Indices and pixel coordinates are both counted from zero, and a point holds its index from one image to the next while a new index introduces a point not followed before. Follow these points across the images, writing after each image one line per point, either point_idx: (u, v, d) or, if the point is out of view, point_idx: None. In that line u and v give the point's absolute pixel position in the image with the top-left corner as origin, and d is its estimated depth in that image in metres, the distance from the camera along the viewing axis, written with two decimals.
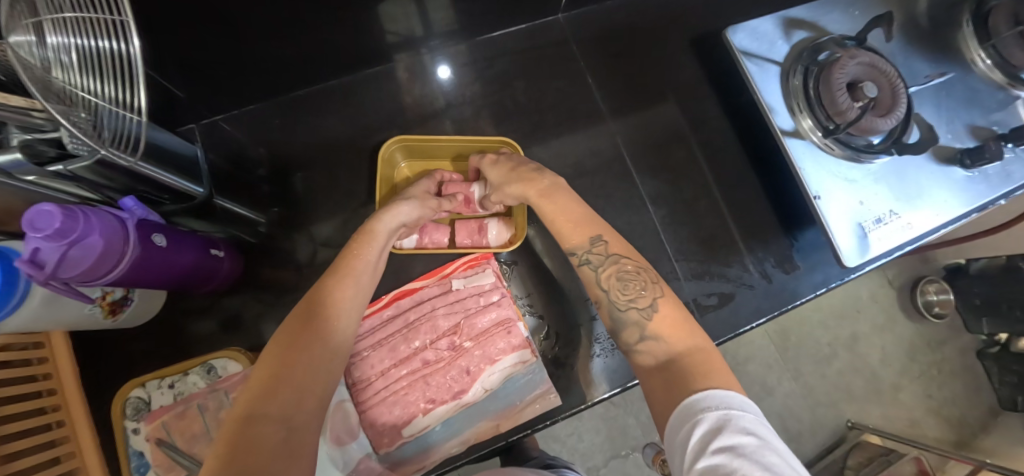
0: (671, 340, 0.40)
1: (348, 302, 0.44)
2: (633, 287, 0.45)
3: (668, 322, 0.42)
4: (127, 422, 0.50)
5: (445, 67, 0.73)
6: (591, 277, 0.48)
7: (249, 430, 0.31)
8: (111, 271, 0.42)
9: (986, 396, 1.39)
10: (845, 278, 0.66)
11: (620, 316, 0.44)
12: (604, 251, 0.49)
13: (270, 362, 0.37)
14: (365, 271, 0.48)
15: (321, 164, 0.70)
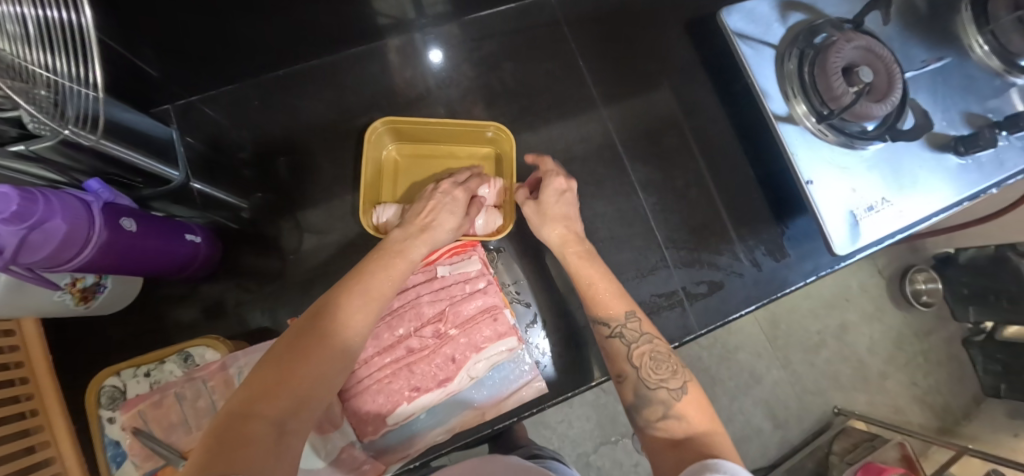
0: (692, 420, 0.38)
1: (375, 304, 0.42)
2: (664, 368, 0.44)
3: (696, 404, 0.40)
4: (102, 411, 0.49)
5: (436, 51, 0.70)
6: (621, 351, 0.46)
7: (241, 427, 0.29)
8: (76, 256, 0.40)
9: (970, 383, 1.41)
10: (835, 266, 0.65)
11: (646, 394, 0.42)
12: (638, 328, 0.47)
13: (279, 356, 0.35)
14: (398, 275, 0.45)
15: (302, 148, 0.68)
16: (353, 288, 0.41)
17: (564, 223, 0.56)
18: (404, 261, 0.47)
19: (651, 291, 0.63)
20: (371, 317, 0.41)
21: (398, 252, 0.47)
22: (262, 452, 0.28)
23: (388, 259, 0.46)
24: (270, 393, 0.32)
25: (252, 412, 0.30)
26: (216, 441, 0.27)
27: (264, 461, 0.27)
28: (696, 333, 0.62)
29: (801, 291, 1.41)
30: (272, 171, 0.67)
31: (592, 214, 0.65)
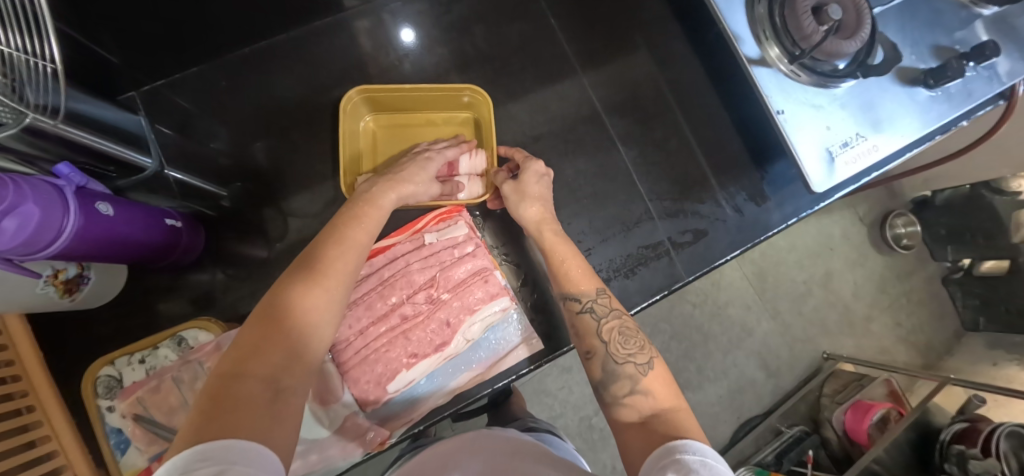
0: (659, 396, 0.38)
1: (349, 266, 0.40)
2: (632, 343, 0.44)
3: (661, 381, 0.40)
4: (100, 400, 0.49)
5: (408, 29, 0.69)
6: (592, 327, 0.46)
7: (234, 388, 0.28)
8: (52, 243, 0.39)
9: (951, 320, 1.47)
10: (814, 207, 0.67)
11: (613, 369, 0.42)
12: (609, 304, 0.47)
13: (262, 320, 0.33)
14: (368, 236, 0.44)
15: (274, 127, 0.66)
16: (327, 252, 0.40)
17: (540, 202, 0.55)
18: (375, 220, 0.46)
19: (638, 243, 0.64)
20: (349, 279, 0.40)
21: (369, 211, 0.47)
22: (262, 410, 0.27)
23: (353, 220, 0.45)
24: (259, 355, 0.31)
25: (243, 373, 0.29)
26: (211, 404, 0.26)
27: (265, 419, 0.27)
28: (684, 280, 0.64)
29: (786, 244, 1.44)
30: (248, 153, 0.65)
31: (575, 172, 0.65)
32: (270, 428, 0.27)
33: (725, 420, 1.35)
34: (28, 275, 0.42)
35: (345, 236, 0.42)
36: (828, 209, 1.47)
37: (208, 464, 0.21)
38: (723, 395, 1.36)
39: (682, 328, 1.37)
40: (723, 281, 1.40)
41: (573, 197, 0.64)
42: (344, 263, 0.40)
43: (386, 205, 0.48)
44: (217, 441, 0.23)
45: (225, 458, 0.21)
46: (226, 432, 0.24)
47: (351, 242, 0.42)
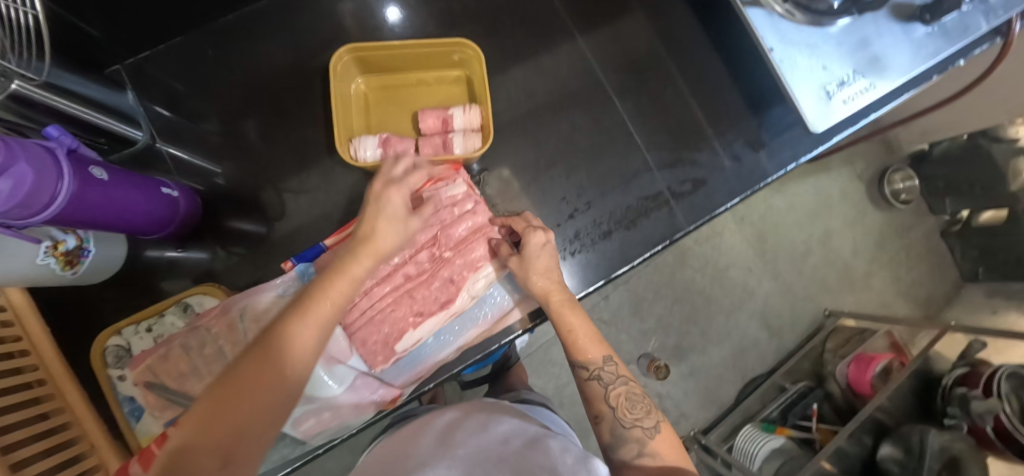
0: (664, 457, 0.44)
1: (336, 313, 0.36)
2: (638, 407, 0.48)
3: (667, 443, 0.45)
4: (110, 370, 0.50)
5: (394, 9, 0.67)
6: (599, 393, 0.49)
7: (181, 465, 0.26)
8: (48, 208, 0.38)
9: (950, 273, 1.48)
10: (812, 152, 0.66)
11: (622, 433, 0.47)
12: (615, 371, 0.50)
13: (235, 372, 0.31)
14: (357, 281, 0.38)
15: (263, 96, 0.64)
16: (308, 305, 0.35)
17: (552, 275, 0.52)
18: (384, 232, 0.40)
19: (638, 195, 0.63)
20: (330, 334, 0.36)
21: (374, 219, 0.40)
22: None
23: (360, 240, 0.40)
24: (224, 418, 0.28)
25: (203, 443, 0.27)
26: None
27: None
28: (685, 229, 0.64)
29: (785, 205, 1.44)
30: (238, 122, 0.64)
31: (571, 127, 0.65)
32: None
33: (729, 381, 1.38)
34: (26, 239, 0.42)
35: (334, 282, 0.37)
36: (826, 167, 1.46)
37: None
38: (727, 357, 1.39)
39: (684, 293, 1.39)
40: (724, 245, 1.41)
41: (570, 152, 0.64)
42: (325, 318, 0.35)
43: (392, 207, 0.40)
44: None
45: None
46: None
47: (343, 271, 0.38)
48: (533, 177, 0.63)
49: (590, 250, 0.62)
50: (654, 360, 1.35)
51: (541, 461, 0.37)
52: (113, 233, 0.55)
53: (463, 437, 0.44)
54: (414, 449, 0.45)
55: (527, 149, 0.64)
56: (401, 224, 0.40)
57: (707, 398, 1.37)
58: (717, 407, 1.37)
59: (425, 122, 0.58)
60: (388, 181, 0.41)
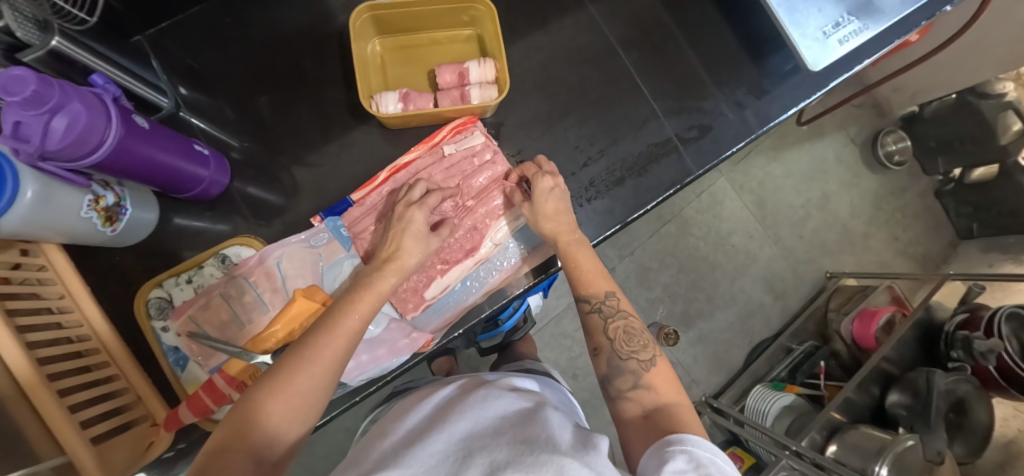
0: (661, 392, 0.42)
1: (358, 324, 0.39)
2: (636, 341, 0.46)
3: (662, 377, 0.43)
4: (154, 322, 0.52)
5: None
6: (599, 325, 0.48)
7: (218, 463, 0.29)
8: (96, 152, 0.40)
9: (945, 231, 1.52)
10: (811, 97, 0.69)
11: (618, 365, 0.45)
12: (616, 305, 0.48)
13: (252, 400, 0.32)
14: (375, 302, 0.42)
15: (278, 61, 0.66)
16: (333, 320, 0.38)
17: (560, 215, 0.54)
18: (407, 250, 0.46)
19: (647, 142, 0.66)
20: (352, 344, 0.38)
21: (399, 237, 0.46)
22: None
23: (386, 261, 0.45)
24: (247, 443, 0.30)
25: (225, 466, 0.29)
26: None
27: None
28: (694, 174, 0.66)
29: (782, 171, 1.47)
30: (257, 85, 0.65)
31: (579, 79, 0.67)
32: None
33: (738, 345, 1.41)
34: (75, 185, 0.44)
35: (355, 302, 0.40)
36: (820, 133, 1.49)
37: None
38: (734, 322, 1.42)
39: (688, 261, 1.42)
40: (724, 213, 1.44)
41: (580, 103, 0.66)
42: (347, 329, 0.38)
43: (415, 225, 0.47)
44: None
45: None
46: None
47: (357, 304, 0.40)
48: (547, 127, 0.65)
49: (605, 196, 0.64)
50: (662, 328, 1.38)
51: (539, 425, 0.38)
52: (147, 195, 0.57)
53: (461, 406, 0.46)
54: (412, 422, 0.47)
55: (539, 101, 0.66)
56: (424, 241, 0.47)
57: (716, 363, 1.40)
58: (726, 372, 1.40)
59: (442, 76, 0.60)
60: (414, 204, 0.48)
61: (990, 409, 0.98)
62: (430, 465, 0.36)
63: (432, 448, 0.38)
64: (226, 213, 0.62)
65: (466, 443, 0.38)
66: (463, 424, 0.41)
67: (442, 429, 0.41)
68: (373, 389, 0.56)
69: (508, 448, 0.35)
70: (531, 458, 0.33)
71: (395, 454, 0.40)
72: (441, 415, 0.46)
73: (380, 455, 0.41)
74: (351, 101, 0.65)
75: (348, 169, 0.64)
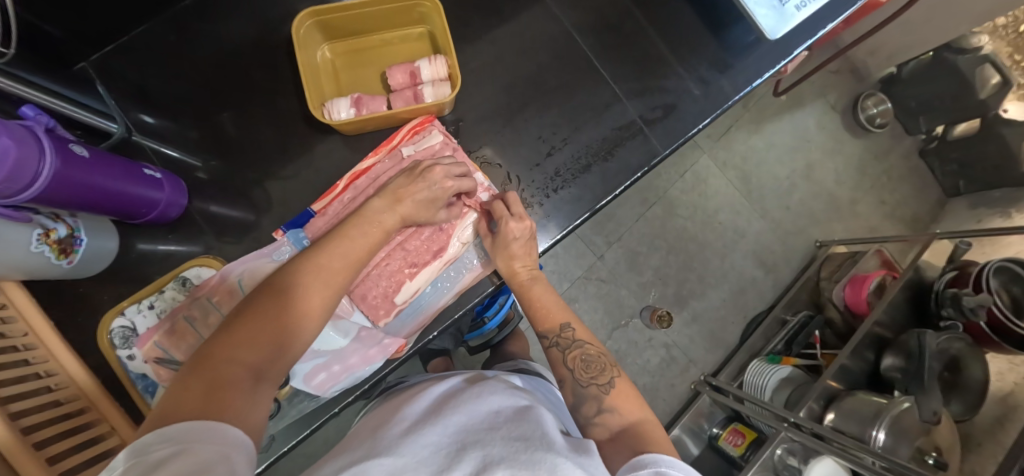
0: (625, 412, 0.44)
1: (348, 265, 0.43)
2: (595, 366, 0.49)
3: (624, 396, 0.45)
4: (119, 351, 0.51)
5: None
6: (558, 357, 0.51)
7: (220, 370, 0.32)
8: (32, 186, 0.39)
9: (933, 190, 1.51)
10: (775, 68, 0.68)
11: (582, 392, 0.47)
12: (572, 337, 0.52)
13: (254, 308, 0.36)
14: (367, 248, 0.46)
15: (229, 75, 0.64)
16: (325, 258, 0.42)
17: (521, 252, 0.56)
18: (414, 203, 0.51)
19: (610, 126, 0.65)
20: (344, 282, 0.42)
21: (413, 185, 0.50)
22: (241, 394, 0.31)
23: (395, 201, 0.49)
24: (251, 342, 0.34)
25: (229, 360, 0.33)
26: (194, 386, 0.30)
27: (243, 404, 0.30)
28: (661, 154, 0.65)
29: (764, 143, 1.46)
30: (210, 101, 0.64)
31: (537, 67, 0.66)
32: (247, 408, 0.31)
33: (732, 322, 1.41)
34: (17, 221, 0.43)
35: (347, 244, 0.44)
36: (800, 102, 1.48)
37: (169, 446, 0.25)
38: (727, 298, 1.42)
39: (677, 242, 1.41)
40: (709, 190, 1.44)
41: (539, 92, 0.65)
42: (340, 268, 0.42)
43: (437, 183, 0.51)
44: (187, 424, 0.26)
45: (185, 439, 0.25)
46: (206, 417, 0.27)
47: (358, 235, 0.45)
48: (508, 119, 0.64)
49: (572, 184, 0.63)
50: (656, 311, 1.37)
51: (535, 425, 0.38)
52: (105, 223, 0.56)
53: (459, 397, 0.45)
54: (408, 409, 0.46)
55: (498, 93, 0.65)
56: (436, 199, 0.51)
57: (712, 340, 1.40)
58: (723, 349, 1.40)
59: (394, 77, 0.59)
60: (445, 173, 0.52)
61: (984, 366, 0.98)
62: (422, 456, 0.34)
63: (426, 438, 0.37)
64: (190, 233, 0.62)
65: (462, 436, 0.37)
66: (459, 415, 0.40)
67: (437, 420, 0.39)
68: (350, 399, 0.56)
69: (504, 446, 0.35)
70: (527, 460, 0.33)
71: (387, 440, 0.38)
72: (439, 405, 0.45)
73: (372, 441, 0.40)
74: (307, 109, 0.64)
75: (309, 178, 0.63)
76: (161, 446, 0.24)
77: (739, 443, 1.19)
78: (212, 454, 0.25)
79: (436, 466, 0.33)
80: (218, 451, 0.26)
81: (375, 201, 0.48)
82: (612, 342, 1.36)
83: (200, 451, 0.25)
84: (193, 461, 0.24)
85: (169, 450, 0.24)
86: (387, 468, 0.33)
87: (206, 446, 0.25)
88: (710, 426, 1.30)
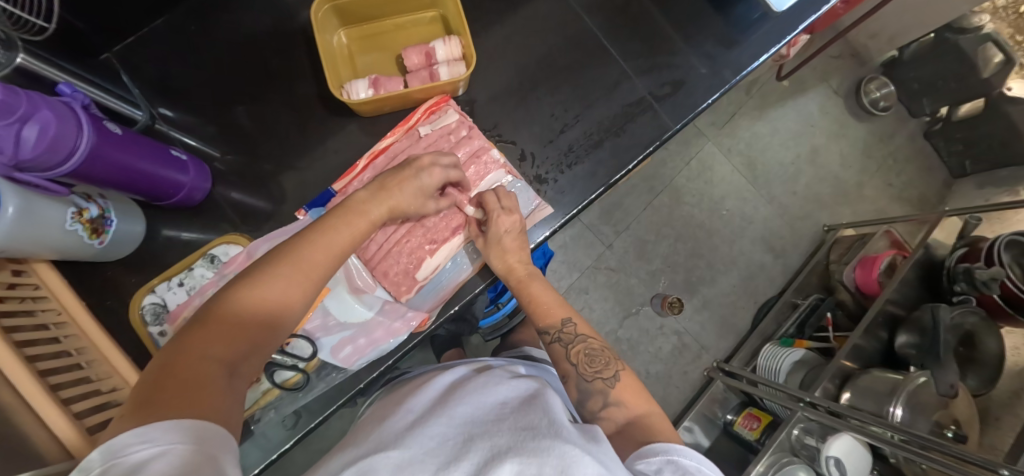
0: (630, 406, 0.45)
1: (328, 260, 0.42)
2: (598, 361, 0.49)
3: (630, 391, 0.47)
4: (150, 327, 0.53)
5: None
6: (562, 353, 0.52)
7: (194, 364, 0.31)
8: (68, 160, 0.41)
9: (940, 171, 1.51)
10: (781, 43, 0.69)
11: (586, 387, 0.48)
12: (574, 331, 0.53)
13: (230, 301, 0.36)
14: (351, 243, 0.45)
15: (247, 63, 0.66)
16: (305, 251, 0.41)
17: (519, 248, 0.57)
18: (404, 193, 0.50)
19: (621, 103, 0.66)
20: (322, 276, 0.42)
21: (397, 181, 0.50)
22: (217, 389, 0.31)
23: (381, 191, 0.49)
24: (227, 338, 0.34)
25: (204, 354, 0.32)
26: (165, 378, 0.29)
27: (221, 398, 0.30)
28: (672, 129, 0.66)
29: (768, 129, 1.47)
30: (230, 90, 0.66)
31: (547, 48, 0.67)
32: (224, 400, 0.30)
33: (743, 307, 1.41)
34: (52, 196, 0.45)
35: (326, 238, 0.43)
36: (802, 88, 1.49)
37: (148, 446, 0.24)
38: (737, 284, 1.42)
39: (684, 229, 1.42)
40: (715, 177, 1.44)
41: (550, 71, 0.67)
42: (320, 262, 0.42)
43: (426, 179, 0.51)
44: (167, 421, 0.26)
45: (170, 439, 0.25)
46: (190, 412, 0.27)
47: (343, 228, 0.45)
48: (520, 98, 0.66)
49: (585, 160, 0.64)
50: (666, 299, 1.38)
51: (542, 413, 0.38)
52: (132, 208, 0.57)
53: (463, 390, 0.45)
54: (412, 403, 0.47)
55: (510, 74, 0.66)
56: (426, 193, 0.52)
57: (724, 326, 1.40)
58: (735, 335, 1.40)
59: (410, 59, 0.60)
60: (432, 163, 0.52)
61: (1000, 339, 0.98)
62: (430, 447, 0.35)
63: (432, 430, 0.38)
64: (213, 218, 0.63)
65: (468, 427, 0.37)
66: (463, 407, 0.41)
67: (442, 413, 0.41)
68: (372, 375, 0.57)
69: (510, 435, 0.35)
70: (533, 448, 0.33)
71: (394, 434, 0.40)
72: (443, 397, 0.46)
73: (379, 434, 0.41)
74: (324, 95, 0.66)
75: (327, 162, 0.64)
76: (140, 446, 0.24)
77: (754, 428, 1.18)
78: (198, 454, 0.25)
79: (442, 456, 0.34)
80: (204, 453, 0.25)
81: (361, 193, 0.48)
82: (624, 331, 1.36)
83: (183, 452, 0.24)
84: (181, 463, 0.23)
85: (150, 451, 0.24)
86: (395, 461, 0.34)
87: (192, 447, 0.25)
88: (725, 412, 1.29)
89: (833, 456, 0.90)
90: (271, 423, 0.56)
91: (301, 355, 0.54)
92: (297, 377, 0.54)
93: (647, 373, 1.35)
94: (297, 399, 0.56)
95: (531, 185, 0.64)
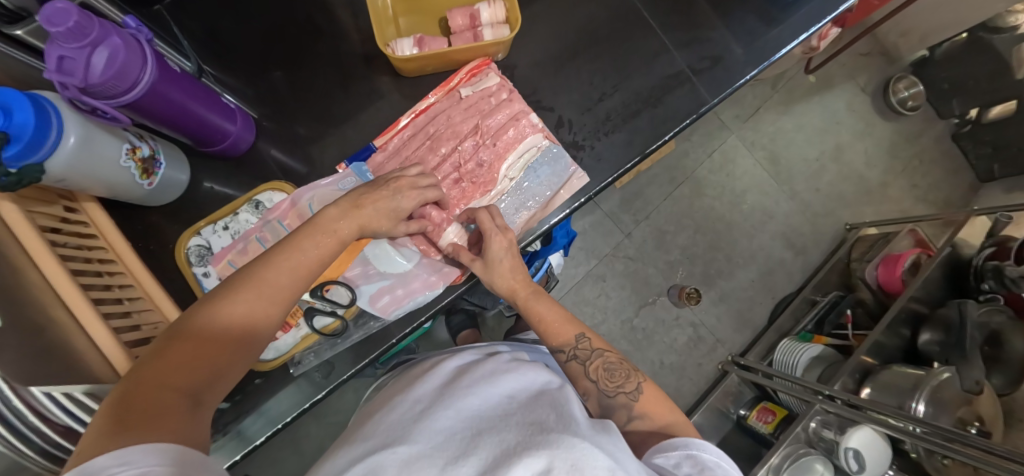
0: (654, 417, 0.43)
1: (295, 279, 0.39)
2: (618, 374, 0.47)
3: (653, 401, 0.44)
4: (195, 267, 0.59)
5: None
6: (579, 370, 0.48)
7: (155, 395, 0.28)
8: (129, 92, 0.42)
9: (966, 174, 1.48)
10: (822, 22, 0.68)
11: (608, 403, 0.46)
12: (589, 346, 0.50)
13: (187, 331, 0.33)
14: (321, 260, 0.42)
15: (291, 23, 0.67)
16: (268, 273, 0.37)
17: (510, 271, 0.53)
18: (377, 211, 0.47)
19: (661, 74, 0.66)
20: (289, 297, 0.38)
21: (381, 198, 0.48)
22: (184, 419, 0.28)
23: (353, 207, 0.45)
24: (187, 369, 0.31)
25: (163, 386, 0.29)
26: (125, 410, 0.27)
27: (188, 428, 0.28)
28: (710, 103, 0.66)
29: (793, 125, 1.46)
30: (274, 49, 0.67)
31: (588, 18, 0.67)
32: (193, 430, 0.28)
33: (760, 302, 1.40)
34: (109, 131, 0.46)
35: (290, 255, 0.40)
36: (828, 84, 1.47)
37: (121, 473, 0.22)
38: (755, 279, 1.41)
39: (704, 222, 1.41)
40: (737, 171, 1.43)
41: (590, 41, 0.67)
42: (286, 282, 0.38)
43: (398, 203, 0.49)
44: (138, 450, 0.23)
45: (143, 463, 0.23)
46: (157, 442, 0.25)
47: (311, 246, 0.41)
48: (559, 66, 0.66)
49: (623, 129, 0.64)
50: (683, 290, 1.37)
51: (550, 410, 0.35)
52: (177, 154, 0.59)
53: (465, 385, 0.42)
54: (416, 394, 0.44)
55: (550, 43, 0.67)
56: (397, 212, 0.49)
57: (740, 321, 1.39)
58: (752, 329, 1.39)
59: (454, 20, 0.61)
60: (410, 184, 0.50)
61: None
62: (437, 446, 0.32)
63: (438, 427, 0.35)
64: (253, 170, 0.64)
65: (475, 431, 0.33)
66: (468, 409, 0.37)
67: (445, 413, 0.37)
68: (403, 333, 0.58)
69: (521, 441, 0.31)
70: (542, 446, 0.29)
71: (396, 435, 0.36)
72: (449, 384, 0.44)
73: (381, 429, 0.38)
74: (367, 55, 0.67)
75: (368, 119, 0.65)
76: (119, 470, 0.22)
77: (770, 421, 1.13)
78: None
79: (449, 455, 0.31)
80: None
81: (331, 208, 0.44)
82: (639, 320, 1.36)
83: None
84: None
85: None
86: (402, 455, 0.32)
87: None
88: (738, 407, 1.25)
89: (853, 448, 0.88)
90: (309, 369, 0.59)
91: (339, 302, 0.57)
92: (336, 323, 0.57)
93: (661, 364, 1.35)
94: (335, 345, 0.58)
95: (568, 150, 0.64)
